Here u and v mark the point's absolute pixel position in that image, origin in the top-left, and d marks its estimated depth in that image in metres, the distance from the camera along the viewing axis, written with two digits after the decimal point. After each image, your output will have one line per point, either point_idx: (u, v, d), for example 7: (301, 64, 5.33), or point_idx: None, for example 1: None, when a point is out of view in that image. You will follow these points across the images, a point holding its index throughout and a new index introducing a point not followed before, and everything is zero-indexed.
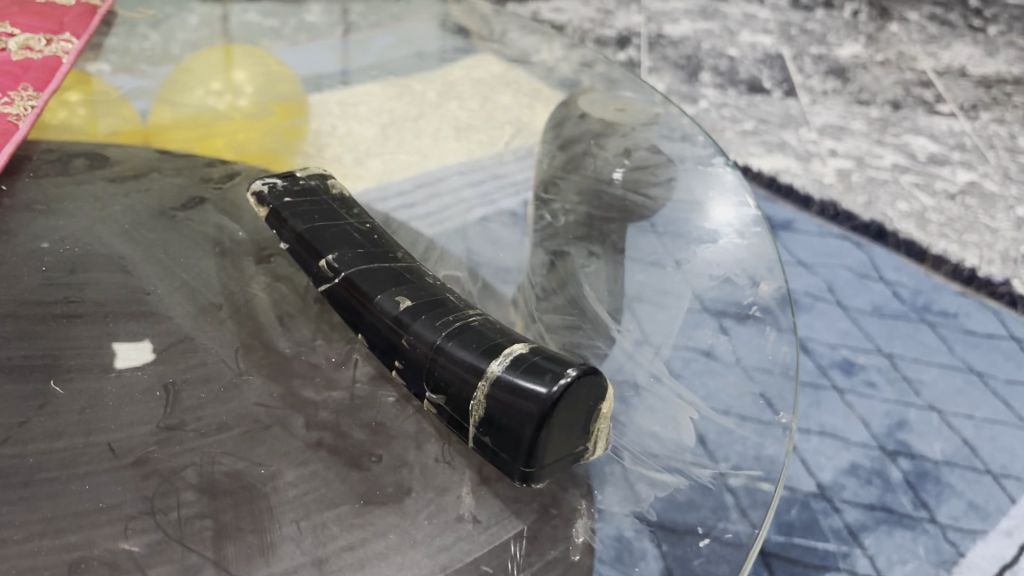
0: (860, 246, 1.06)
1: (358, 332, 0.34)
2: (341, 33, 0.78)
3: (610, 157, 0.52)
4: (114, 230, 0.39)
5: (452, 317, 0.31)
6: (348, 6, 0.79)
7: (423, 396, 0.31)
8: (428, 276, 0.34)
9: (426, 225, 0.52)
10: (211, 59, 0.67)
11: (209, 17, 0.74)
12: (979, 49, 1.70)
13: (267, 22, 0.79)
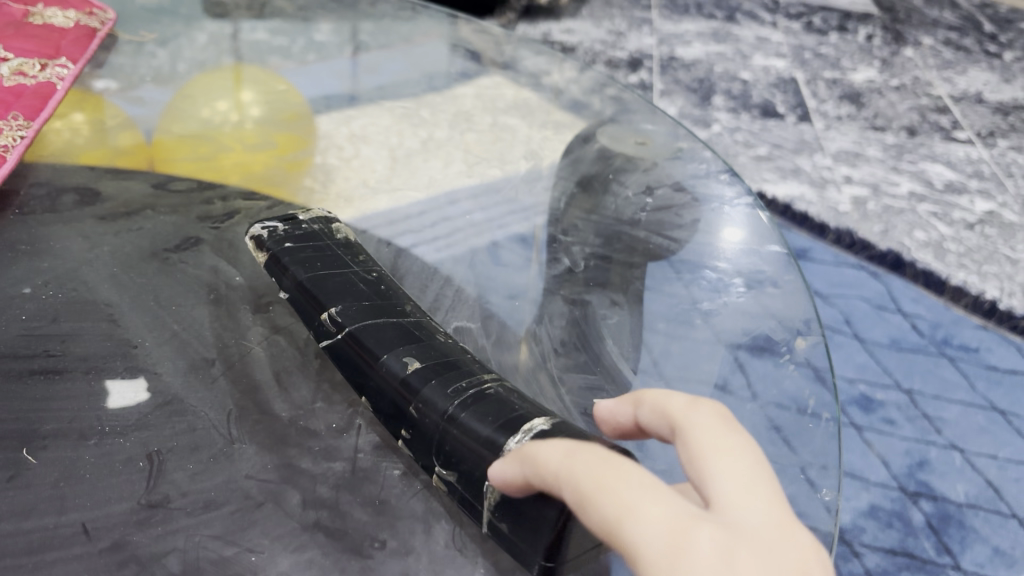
0: (877, 276, 1.04)
1: (362, 396, 0.32)
2: (350, 53, 0.74)
3: (631, 197, 0.51)
4: (102, 274, 0.37)
5: (464, 384, 0.29)
6: (358, 26, 0.76)
7: (432, 469, 0.29)
8: (438, 334, 0.33)
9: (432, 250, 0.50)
10: (220, 78, 0.64)
11: (219, 36, 0.72)
12: (996, 75, 1.67)
13: (276, 41, 0.72)
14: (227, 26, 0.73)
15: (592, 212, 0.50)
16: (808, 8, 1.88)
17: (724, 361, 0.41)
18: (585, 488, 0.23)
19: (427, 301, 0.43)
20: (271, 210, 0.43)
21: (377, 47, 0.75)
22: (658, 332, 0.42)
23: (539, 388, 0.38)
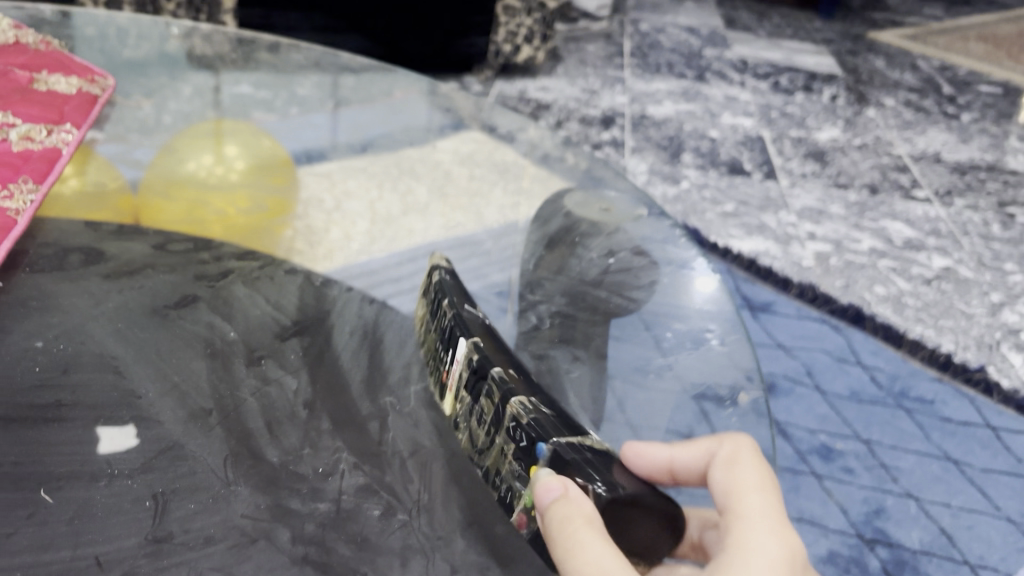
0: (839, 329, 1.08)
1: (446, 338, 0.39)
2: (331, 107, 0.79)
3: (595, 258, 0.54)
4: (107, 328, 0.40)
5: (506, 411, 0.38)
6: (339, 80, 0.81)
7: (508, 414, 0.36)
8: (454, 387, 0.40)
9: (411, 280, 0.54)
10: (205, 130, 0.68)
11: (203, 87, 0.76)
12: (954, 136, 1.75)
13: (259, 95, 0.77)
14: (207, 77, 0.77)
15: (558, 274, 0.54)
16: (775, 69, 1.96)
17: (681, 410, 0.45)
18: (733, 460, 0.35)
19: (409, 350, 0.44)
20: (261, 272, 0.47)
21: (357, 102, 0.80)
22: (619, 386, 0.46)
23: None
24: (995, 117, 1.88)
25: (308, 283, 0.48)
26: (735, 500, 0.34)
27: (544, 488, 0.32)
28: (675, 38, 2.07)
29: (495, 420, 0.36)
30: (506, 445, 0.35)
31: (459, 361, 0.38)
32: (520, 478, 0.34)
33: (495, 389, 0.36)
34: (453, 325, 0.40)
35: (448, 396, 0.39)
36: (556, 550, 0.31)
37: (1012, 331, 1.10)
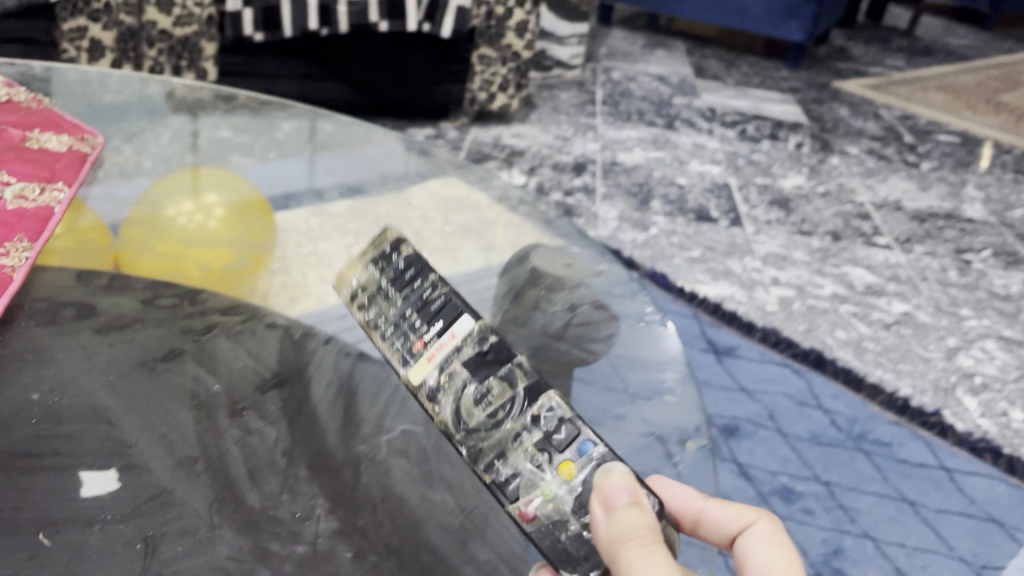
0: (800, 373, 1.11)
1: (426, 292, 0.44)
2: (308, 152, 0.85)
3: (557, 311, 0.58)
4: (98, 381, 0.43)
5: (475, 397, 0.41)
6: (317, 122, 0.83)
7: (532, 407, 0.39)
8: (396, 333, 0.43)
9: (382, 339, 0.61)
10: (182, 180, 0.73)
11: (181, 131, 0.81)
12: (914, 183, 1.81)
13: (239, 139, 0.82)
14: (185, 119, 0.82)
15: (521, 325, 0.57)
16: (742, 117, 2.02)
17: (641, 446, 0.48)
18: (765, 533, 0.37)
19: (381, 400, 0.48)
20: (243, 327, 0.51)
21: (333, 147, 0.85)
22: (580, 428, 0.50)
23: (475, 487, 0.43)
24: (954, 165, 1.95)
25: (286, 337, 0.51)
26: (756, 569, 0.35)
27: (610, 490, 0.34)
28: (645, 86, 2.14)
29: (510, 407, 0.39)
30: (529, 435, 0.38)
31: (458, 336, 0.41)
32: (543, 467, 0.37)
33: (514, 376, 0.40)
34: (450, 303, 0.43)
35: (422, 364, 0.41)
36: (615, 550, 0.32)
37: (968, 375, 1.14)
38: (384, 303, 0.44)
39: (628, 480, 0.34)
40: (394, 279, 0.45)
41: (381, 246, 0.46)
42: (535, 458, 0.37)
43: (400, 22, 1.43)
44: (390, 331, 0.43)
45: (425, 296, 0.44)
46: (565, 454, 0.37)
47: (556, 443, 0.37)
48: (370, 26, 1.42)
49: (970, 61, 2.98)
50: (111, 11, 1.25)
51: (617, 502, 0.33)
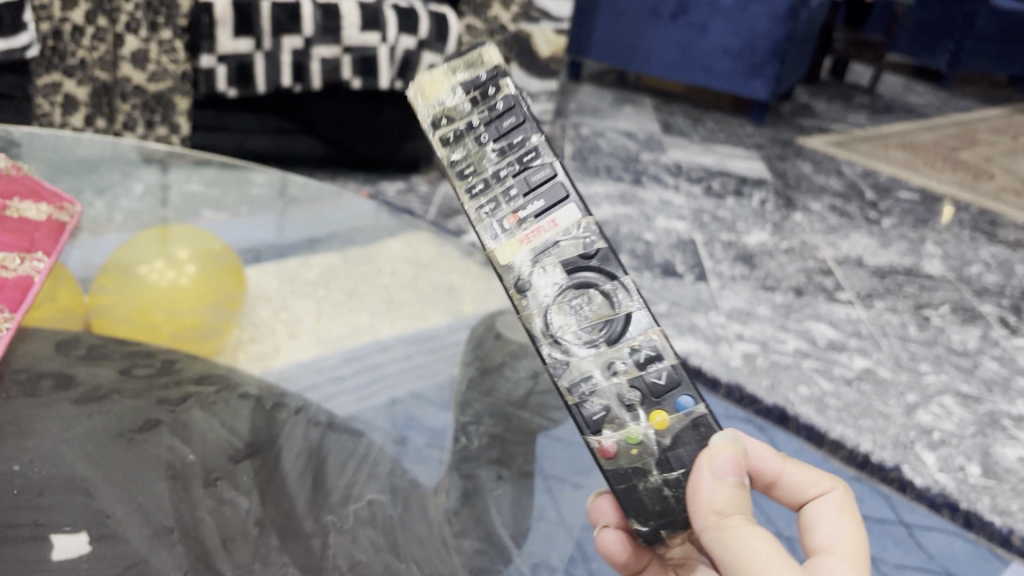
0: (764, 429, 1.09)
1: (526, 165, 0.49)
2: (280, 207, 0.90)
3: (518, 379, 0.64)
4: (78, 452, 0.46)
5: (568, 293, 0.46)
6: (288, 177, 0.91)
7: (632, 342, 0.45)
8: (488, 193, 0.49)
9: (350, 403, 0.62)
10: (150, 238, 0.75)
11: (153, 184, 0.87)
12: (875, 240, 1.86)
13: (210, 192, 0.88)
14: (156, 171, 0.88)
15: (487, 394, 0.63)
16: (707, 173, 2.07)
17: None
18: (835, 500, 0.43)
19: (348, 471, 0.52)
20: (213, 401, 0.55)
21: (305, 202, 0.90)
22: (548, 489, 0.53)
23: (435, 553, 0.47)
24: (913, 222, 2.00)
25: (258, 408, 0.56)
26: (829, 530, 0.42)
27: (716, 461, 0.40)
28: (614, 142, 2.18)
29: (607, 327, 0.45)
30: (626, 372, 0.44)
31: (558, 226, 0.48)
32: (636, 413, 0.43)
33: (619, 298, 0.46)
34: (553, 186, 0.49)
35: (514, 244, 0.47)
36: (728, 521, 0.38)
37: (926, 431, 1.16)
38: (478, 149, 0.50)
39: (736, 455, 0.41)
40: (489, 118, 0.51)
41: (475, 71, 0.52)
42: (628, 398, 0.43)
43: (372, 78, 1.45)
44: (484, 187, 0.49)
45: (522, 161, 0.50)
46: (662, 404, 0.43)
47: (659, 391, 0.43)
48: (343, 82, 1.44)
49: (928, 119, 3.08)
50: (86, 65, 1.25)
51: (721, 476, 0.40)
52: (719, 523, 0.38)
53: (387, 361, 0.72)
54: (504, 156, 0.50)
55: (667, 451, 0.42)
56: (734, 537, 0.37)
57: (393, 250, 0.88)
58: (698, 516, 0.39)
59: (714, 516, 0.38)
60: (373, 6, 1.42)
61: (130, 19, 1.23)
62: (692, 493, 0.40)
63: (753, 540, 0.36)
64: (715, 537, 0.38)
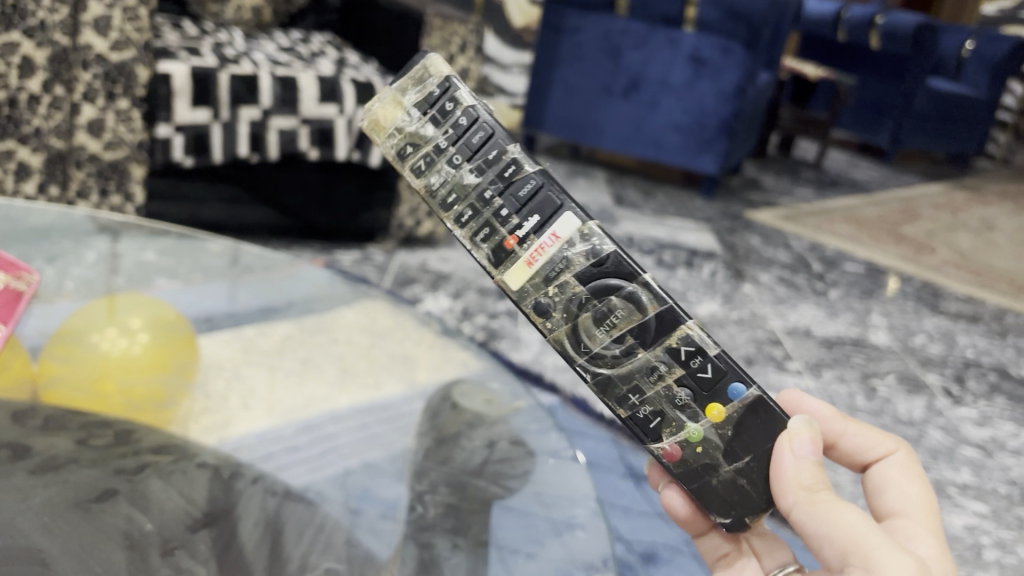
0: None
1: (508, 182, 0.48)
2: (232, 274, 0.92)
3: (474, 449, 0.66)
4: (34, 523, 0.47)
5: (598, 302, 0.47)
6: (241, 246, 0.93)
7: (665, 341, 0.47)
8: (484, 228, 0.48)
9: (306, 471, 0.64)
10: (98, 307, 0.74)
11: (105, 254, 0.87)
12: (822, 311, 1.91)
13: (163, 262, 0.90)
14: (107, 240, 0.88)
15: (442, 462, 0.64)
16: (658, 245, 2.11)
17: (560, 573, 0.52)
18: (898, 462, 0.53)
19: (305, 541, 0.53)
20: (173, 469, 0.56)
21: (260, 268, 0.92)
22: (502, 559, 0.54)
23: None
24: (858, 293, 2.06)
25: (215, 478, 0.57)
26: (899, 490, 0.52)
27: (795, 442, 0.47)
28: None
29: (637, 333, 0.47)
30: (670, 372, 0.47)
31: (561, 239, 0.47)
32: (692, 411, 0.47)
33: (643, 301, 0.47)
34: (544, 196, 0.48)
35: (521, 268, 0.47)
36: (816, 497, 0.44)
37: None
38: (451, 176, 0.48)
39: (813, 435, 0.47)
40: (453, 137, 0.48)
41: (427, 87, 0.49)
42: (679, 399, 0.47)
43: (329, 149, 1.49)
44: (472, 218, 0.48)
45: (503, 175, 0.48)
46: (715, 397, 0.47)
47: (710, 385, 0.47)
48: (300, 152, 1.47)
49: (871, 194, 3.18)
50: (41, 134, 1.23)
51: (803, 455, 0.46)
52: (813, 500, 0.44)
53: (342, 430, 0.73)
54: (483, 174, 0.48)
55: (729, 442, 0.48)
56: (826, 511, 0.43)
57: (349, 319, 0.89)
58: (787, 492, 0.46)
59: (805, 492, 0.45)
60: (331, 80, 1.45)
61: (88, 88, 1.24)
62: (776, 472, 0.47)
63: (849, 516, 0.43)
64: (809, 511, 0.44)
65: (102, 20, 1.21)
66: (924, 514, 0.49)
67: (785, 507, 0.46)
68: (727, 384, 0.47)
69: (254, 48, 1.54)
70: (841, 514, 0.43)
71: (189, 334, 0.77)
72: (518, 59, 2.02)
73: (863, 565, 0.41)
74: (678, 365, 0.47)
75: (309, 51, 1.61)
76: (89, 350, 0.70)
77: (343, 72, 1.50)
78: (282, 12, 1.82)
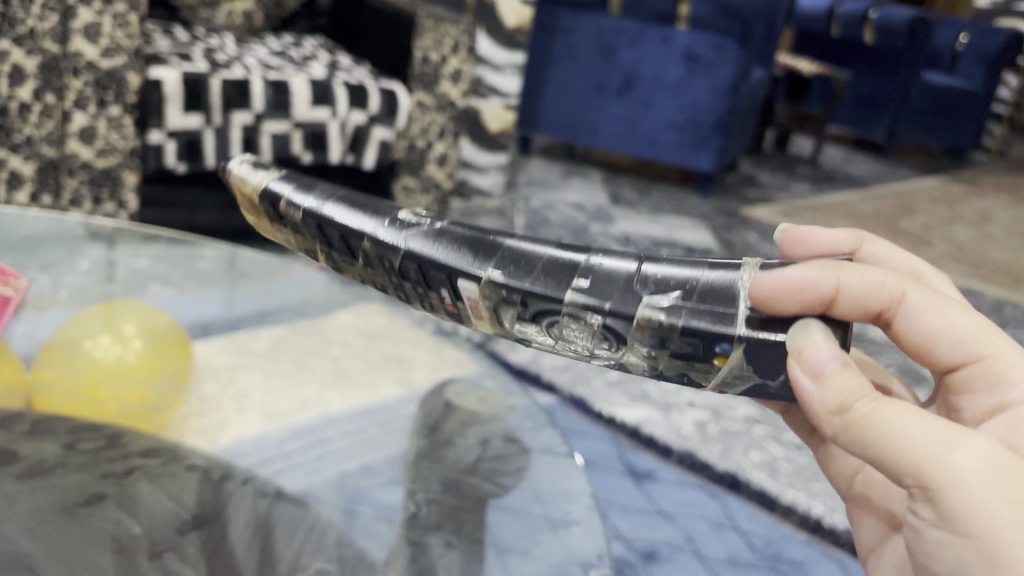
0: (716, 497, 1.02)
1: (391, 272, 0.47)
2: (230, 281, 0.93)
3: (468, 446, 0.65)
4: (20, 528, 0.46)
5: (551, 321, 0.43)
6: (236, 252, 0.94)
7: (629, 333, 0.41)
8: (422, 305, 0.49)
9: (304, 477, 0.65)
10: (93, 313, 0.74)
11: (99, 261, 0.87)
12: None
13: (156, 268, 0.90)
14: (102, 248, 0.87)
15: (436, 460, 0.64)
16: (655, 242, 2.09)
17: (558, 571, 0.53)
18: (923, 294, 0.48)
19: (296, 542, 0.52)
20: (163, 472, 0.55)
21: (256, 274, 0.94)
22: (498, 557, 0.54)
23: None
24: None
25: (206, 480, 0.56)
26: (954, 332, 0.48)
27: (811, 358, 0.39)
28: (563, 213, 2.20)
29: (608, 332, 0.42)
30: (661, 356, 0.42)
31: (477, 301, 0.45)
32: (707, 368, 0.41)
33: (583, 314, 0.42)
34: (431, 271, 0.45)
35: (480, 323, 0.47)
36: (854, 413, 0.38)
37: None
38: (359, 272, 0.50)
39: (824, 339, 0.39)
40: (324, 247, 0.50)
41: (260, 208, 0.52)
42: (688, 368, 0.42)
43: (322, 152, 1.48)
44: (404, 298, 0.49)
45: (384, 259, 0.47)
46: (715, 356, 0.40)
47: (695, 359, 0.41)
48: (293, 156, 1.46)
49: (868, 188, 3.17)
50: (33, 142, 1.24)
51: (825, 374, 0.38)
52: (851, 421, 0.38)
53: (337, 435, 0.74)
54: (372, 267, 0.48)
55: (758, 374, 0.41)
56: (872, 427, 0.37)
57: (344, 321, 0.91)
58: (820, 418, 0.39)
59: (839, 418, 0.38)
60: (324, 83, 1.45)
61: (79, 96, 1.24)
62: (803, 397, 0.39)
63: (897, 421, 0.37)
64: (853, 434, 0.38)
65: (92, 27, 1.22)
66: (988, 345, 0.44)
67: (830, 437, 0.39)
68: (713, 343, 0.40)
69: (246, 53, 1.53)
70: (886, 435, 0.37)
71: (183, 339, 0.77)
72: (511, 59, 2.00)
73: (927, 486, 0.37)
74: (654, 345, 0.41)
75: (301, 55, 1.61)
76: (83, 354, 0.70)
77: (335, 74, 1.50)
78: (273, 17, 1.82)
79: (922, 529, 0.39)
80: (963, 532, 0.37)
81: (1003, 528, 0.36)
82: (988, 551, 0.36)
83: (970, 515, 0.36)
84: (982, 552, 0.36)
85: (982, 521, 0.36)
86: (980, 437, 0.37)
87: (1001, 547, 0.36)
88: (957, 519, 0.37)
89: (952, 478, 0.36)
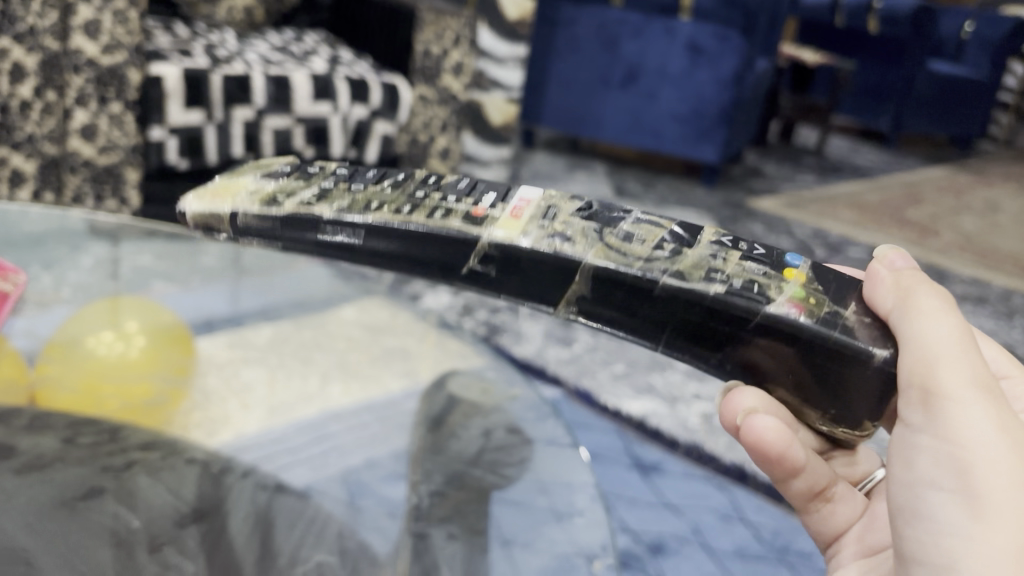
0: (725, 488, 1.01)
1: (432, 186, 0.51)
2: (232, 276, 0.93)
3: (470, 439, 0.66)
4: (18, 523, 0.46)
5: (616, 214, 0.47)
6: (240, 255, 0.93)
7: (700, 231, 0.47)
8: (434, 213, 0.47)
9: (310, 471, 0.65)
10: (96, 307, 0.74)
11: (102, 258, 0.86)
12: None
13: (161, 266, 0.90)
14: (107, 246, 0.84)
15: (438, 453, 0.65)
16: None
17: (561, 561, 0.53)
18: None
19: (297, 532, 0.52)
20: (159, 466, 0.55)
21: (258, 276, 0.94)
22: (503, 549, 0.54)
23: None
24: None
25: (204, 473, 0.56)
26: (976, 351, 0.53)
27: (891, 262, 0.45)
28: None
29: (672, 232, 0.46)
30: (730, 255, 0.45)
31: (532, 199, 0.49)
32: (775, 275, 0.43)
33: (656, 219, 0.48)
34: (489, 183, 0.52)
35: (509, 221, 0.46)
36: (907, 299, 0.42)
37: None
38: (358, 195, 0.50)
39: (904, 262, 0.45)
40: (343, 177, 0.53)
41: (272, 168, 0.54)
42: (757, 272, 0.43)
43: (325, 147, 1.48)
44: (406, 209, 0.48)
45: (427, 183, 0.52)
46: (785, 266, 0.44)
47: (769, 265, 0.44)
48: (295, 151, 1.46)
49: (874, 179, 3.15)
50: (34, 139, 1.23)
51: (901, 265, 0.44)
52: (910, 302, 0.41)
53: (341, 430, 0.74)
54: (397, 187, 0.51)
55: (828, 284, 0.44)
56: (921, 311, 0.41)
57: (346, 316, 0.92)
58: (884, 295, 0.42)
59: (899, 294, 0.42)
60: (324, 77, 1.43)
61: (80, 93, 1.24)
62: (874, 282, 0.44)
63: (938, 325, 0.40)
64: (904, 312, 0.41)
65: (92, 25, 1.21)
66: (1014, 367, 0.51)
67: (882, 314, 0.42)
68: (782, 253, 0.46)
69: (246, 48, 1.52)
70: (927, 322, 0.40)
71: (183, 331, 0.77)
72: (512, 52, 1.99)
73: (930, 384, 0.39)
74: (718, 239, 0.46)
75: (302, 50, 1.60)
76: (83, 353, 0.70)
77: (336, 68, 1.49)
78: (273, 13, 1.80)
79: (904, 439, 0.40)
80: (946, 436, 0.38)
81: (986, 444, 0.37)
82: (962, 458, 0.38)
83: (961, 423, 0.38)
84: (954, 459, 0.38)
85: (970, 432, 0.38)
86: (989, 378, 0.40)
87: (976, 457, 0.37)
88: (944, 422, 0.38)
89: (949, 381, 0.39)
